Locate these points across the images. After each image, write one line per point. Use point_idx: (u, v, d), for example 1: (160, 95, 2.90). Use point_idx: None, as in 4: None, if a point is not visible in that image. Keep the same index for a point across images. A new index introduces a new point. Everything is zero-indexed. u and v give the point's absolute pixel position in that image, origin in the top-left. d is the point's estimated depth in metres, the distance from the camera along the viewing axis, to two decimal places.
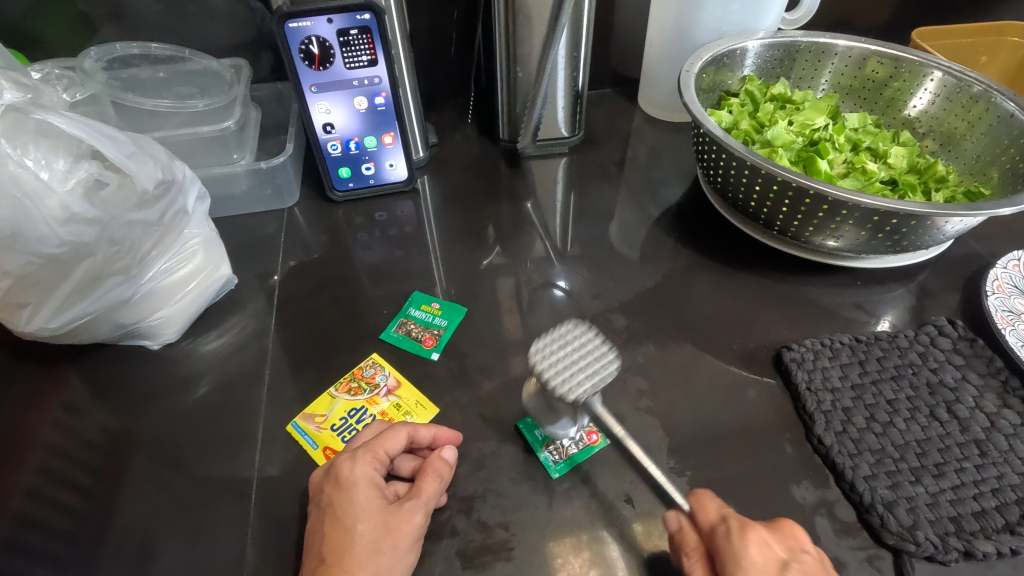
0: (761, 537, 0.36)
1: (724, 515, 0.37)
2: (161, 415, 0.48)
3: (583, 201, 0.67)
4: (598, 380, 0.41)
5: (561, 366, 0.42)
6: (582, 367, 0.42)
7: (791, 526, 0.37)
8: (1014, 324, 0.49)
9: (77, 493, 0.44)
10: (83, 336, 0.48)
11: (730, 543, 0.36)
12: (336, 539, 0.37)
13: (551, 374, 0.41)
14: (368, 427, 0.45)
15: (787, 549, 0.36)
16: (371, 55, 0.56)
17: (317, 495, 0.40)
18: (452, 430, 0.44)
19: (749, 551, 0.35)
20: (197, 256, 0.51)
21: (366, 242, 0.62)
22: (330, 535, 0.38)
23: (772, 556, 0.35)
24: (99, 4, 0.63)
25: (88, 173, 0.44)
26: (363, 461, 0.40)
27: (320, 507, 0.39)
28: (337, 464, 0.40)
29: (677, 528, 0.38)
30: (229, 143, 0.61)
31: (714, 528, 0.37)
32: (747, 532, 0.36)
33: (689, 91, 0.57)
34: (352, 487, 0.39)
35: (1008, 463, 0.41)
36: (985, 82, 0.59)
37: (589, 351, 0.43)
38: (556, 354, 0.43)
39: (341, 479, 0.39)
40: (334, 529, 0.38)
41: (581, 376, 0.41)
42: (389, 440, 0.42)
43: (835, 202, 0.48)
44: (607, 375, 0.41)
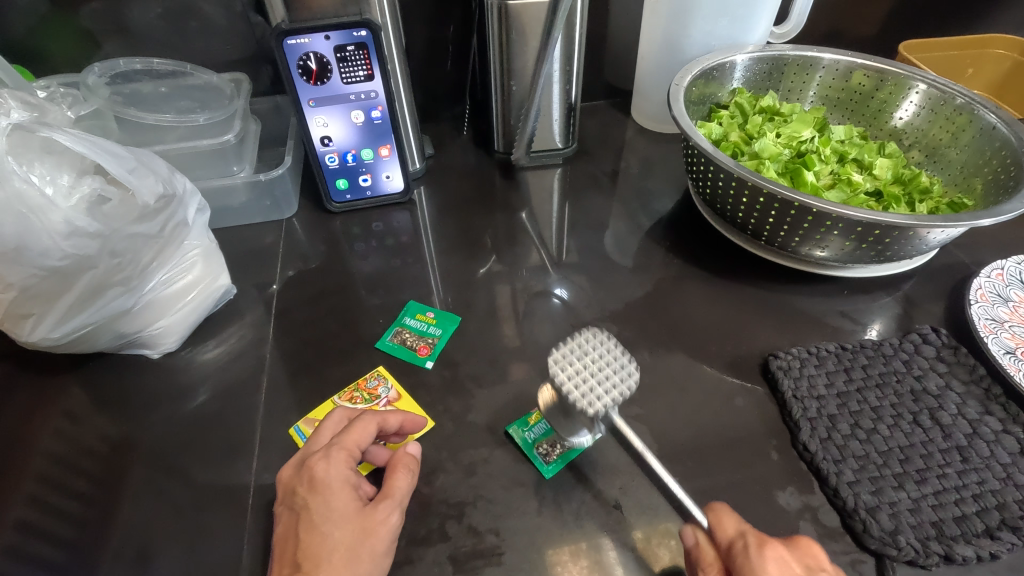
0: (779, 556, 0.36)
1: (746, 532, 0.37)
2: (161, 423, 0.49)
3: (577, 211, 0.68)
4: (619, 394, 0.39)
5: (579, 376, 0.40)
6: (603, 376, 0.40)
7: (809, 543, 0.38)
8: (996, 332, 0.49)
9: (78, 500, 0.45)
10: (85, 346, 0.49)
11: (747, 559, 0.36)
12: (312, 545, 0.38)
13: (571, 385, 0.39)
14: (330, 416, 0.45)
15: (805, 567, 0.36)
16: (367, 70, 0.58)
17: (289, 498, 0.41)
18: (417, 416, 0.46)
19: (766, 568, 0.35)
20: (197, 267, 0.53)
21: (362, 252, 0.64)
22: (305, 540, 0.38)
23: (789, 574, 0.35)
24: (103, 21, 0.64)
25: (91, 189, 0.45)
26: (337, 460, 0.41)
27: (294, 510, 0.40)
28: (310, 464, 0.41)
29: (694, 544, 0.38)
30: (228, 156, 0.62)
31: (732, 543, 0.37)
32: (765, 548, 0.36)
33: (678, 105, 0.59)
34: (327, 489, 0.40)
35: (989, 469, 0.42)
36: (967, 94, 0.60)
37: (611, 361, 0.41)
38: (575, 361, 0.41)
39: (315, 481, 0.40)
40: (309, 535, 0.38)
41: (602, 388, 0.39)
42: (359, 433, 0.42)
43: (820, 213, 0.49)
44: (625, 391, 0.39)
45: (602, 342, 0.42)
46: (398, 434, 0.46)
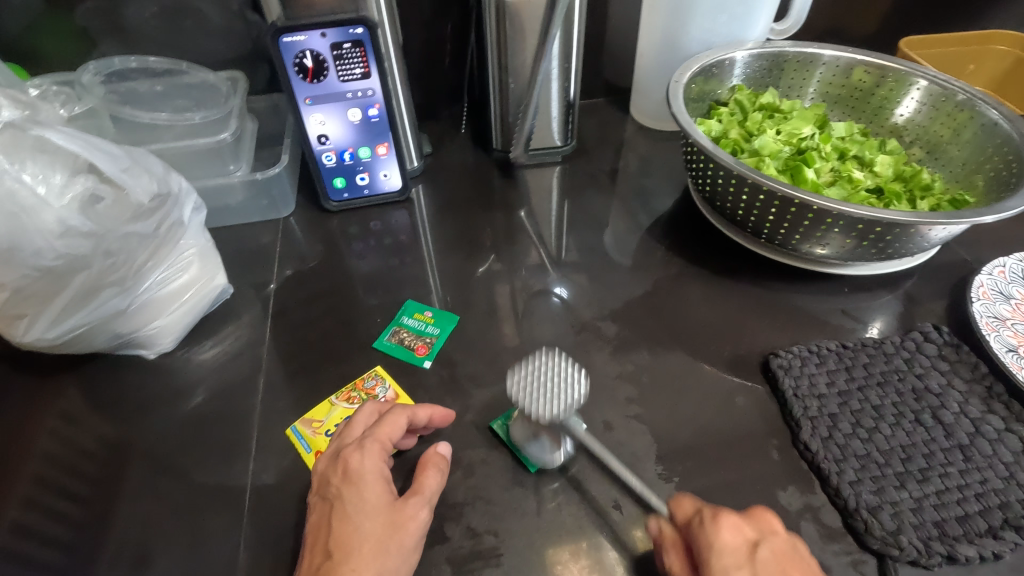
0: (734, 522, 0.37)
1: (699, 506, 0.39)
2: (158, 424, 0.49)
3: (576, 209, 0.68)
4: (570, 406, 0.42)
5: (535, 391, 0.43)
6: (557, 391, 0.43)
7: (765, 513, 0.39)
8: (999, 330, 0.49)
9: (75, 501, 0.44)
10: (80, 346, 0.49)
11: (703, 531, 0.37)
12: (343, 535, 0.38)
13: (525, 398, 0.42)
14: (361, 410, 0.45)
15: (758, 532, 0.37)
16: (364, 68, 0.57)
17: (323, 488, 0.41)
18: (445, 409, 0.46)
19: (722, 535, 0.36)
20: (193, 267, 0.52)
21: (361, 251, 0.63)
22: (337, 531, 0.38)
23: (742, 539, 0.36)
24: (98, 20, 0.64)
25: (84, 188, 0.44)
26: (371, 452, 0.41)
27: (326, 500, 0.40)
28: (345, 455, 0.41)
29: (657, 532, 0.39)
30: (225, 155, 0.62)
31: (689, 520, 0.38)
32: (719, 517, 0.37)
33: (677, 102, 0.58)
34: (361, 479, 0.40)
35: (992, 468, 0.42)
36: (969, 91, 0.60)
37: (564, 378, 0.44)
38: (531, 379, 0.44)
39: (351, 471, 0.40)
40: (342, 524, 0.38)
41: (557, 402, 0.42)
42: (394, 427, 0.43)
43: (820, 211, 0.49)
44: (576, 403, 0.43)
45: (556, 363, 0.46)
46: (427, 430, 0.46)
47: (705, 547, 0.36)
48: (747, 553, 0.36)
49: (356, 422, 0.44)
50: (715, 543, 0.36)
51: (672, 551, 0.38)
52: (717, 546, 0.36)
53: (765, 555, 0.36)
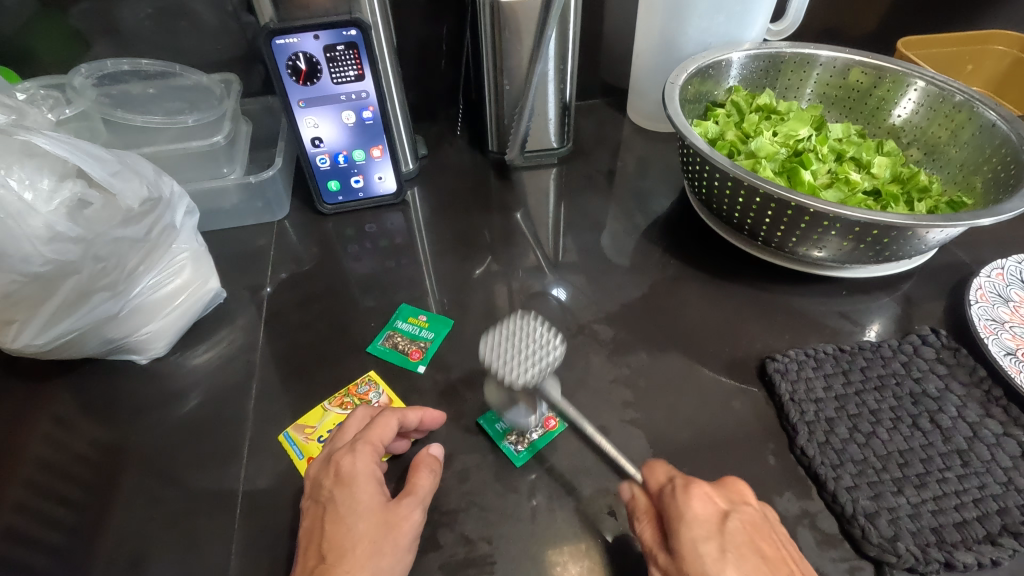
0: (704, 492, 0.37)
1: (671, 473, 0.39)
2: (151, 428, 0.48)
3: (573, 211, 0.68)
4: (546, 364, 0.43)
5: (509, 357, 0.43)
6: (530, 355, 0.43)
7: (737, 484, 0.40)
8: (997, 333, 0.49)
9: (67, 507, 0.44)
10: (71, 352, 0.48)
11: (674, 500, 0.37)
12: (337, 537, 0.38)
13: (499, 364, 0.43)
14: (354, 415, 0.45)
15: (729, 503, 0.38)
16: (357, 70, 0.57)
17: (316, 491, 0.41)
18: (437, 412, 0.45)
19: (691, 504, 0.37)
20: (186, 270, 0.52)
21: (356, 254, 0.63)
22: (331, 532, 0.38)
23: (713, 509, 0.37)
24: (92, 22, 0.63)
25: (71, 193, 0.44)
26: (363, 453, 0.41)
27: (320, 502, 0.40)
28: (337, 458, 0.41)
29: (630, 498, 0.40)
30: (219, 157, 0.62)
31: (661, 488, 0.38)
32: (690, 487, 0.38)
33: (673, 104, 0.58)
34: (355, 481, 0.40)
35: (990, 473, 0.41)
36: (967, 92, 0.60)
37: (539, 339, 0.45)
38: (505, 346, 0.44)
39: (343, 474, 0.40)
40: (335, 527, 0.38)
41: (530, 362, 0.43)
42: (385, 429, 0.43)
43: (816, 214, 0.49)
44: (551, 360, 0.43)
45: (531, 325, 0.46)
46: (420, 432, 0.46)
47: (676, 517, 0.36)
48: (718, 523, 0.36)
49: (349, 425, 0.44)
50: (685, 513, 0.36)
51: (644, 520, 0.39)
52: (688, 516, 0.36)
53: (734, 523, 0.36)
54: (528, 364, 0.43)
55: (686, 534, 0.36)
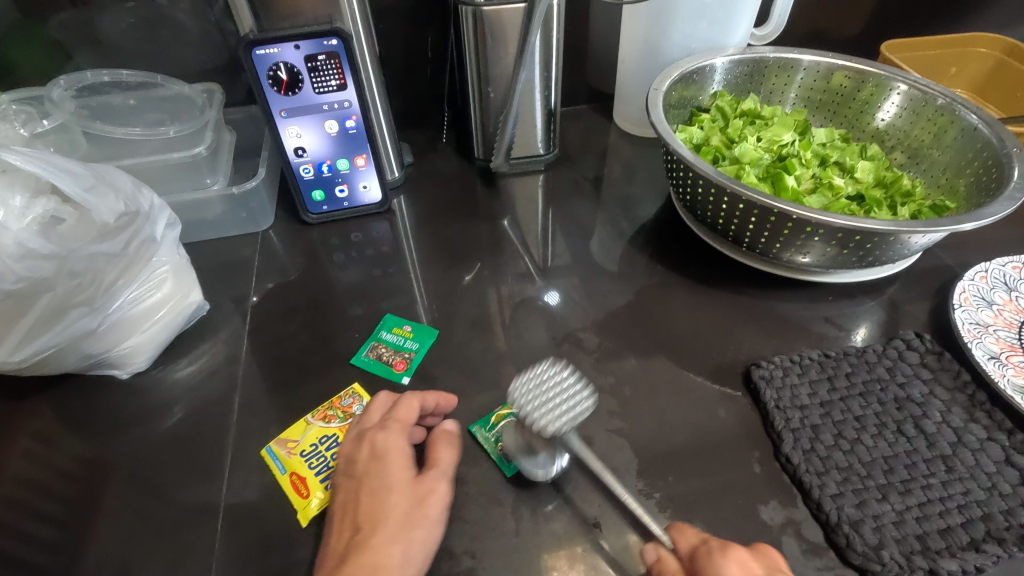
0: (739, 556, 0.36)
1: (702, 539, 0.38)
2: (133, 443, 0.48)
3: (560, 218, 0.68)
4: (574, 418, 0.42)
5: (539, 402, 0.43)
6: (561, 402, 0.43)
7: (767, 548, 0.38)
8: (981, 337, 0.49)
9: (45, 525, 0.43)
10: (50, 367, 0.48)
11: (709, 560, 0.36)
12: (372, 509, 0.40)
13: (530, 409, 0.42)
14: (377, 399, 0.46)
15: (765, 569, 0.36)
16: (339, 79, 0.56)
17: (349, 467, 0.42)
18: (449, 395, 0.48)
19: (727, 566, 0.36)
20: (167, 284, 0.51)
21: (342, 263, 0.62)
22: (366, 506, 0.40)
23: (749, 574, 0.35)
24: (73, 33, 0.63)
25: (44, 210, 0.45)
26: (393, 432, 0.43)
27: (353, 478, 0.42)
28: (370, 435, 0.43)
29: (655, 560, 0.38)
30: (201, 168, 0.61)
31: (695, 549, 0.38)
32: (726, 550, 0.37)
33: (656, 110, 0.58)
34: (387, 457, 0.42)
35: (974, 478, 0.41)
36: (948, 95, 0.60)
37: (569, 386, 0.44)
38: (535, 391, 0.44)
39: (375, 450, 0.42)
40: (368, 500, 0.40)
41: (560, 411, 0.42)
42: (410, 410, 0.45)
43: (799, 220, 0.49)
44: (580, 413, 0.42)
45: (561, 372, 0.45)
46: (436, 416, 0.47)
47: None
48: None
49: (374, 407, 0.46)
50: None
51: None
52: None
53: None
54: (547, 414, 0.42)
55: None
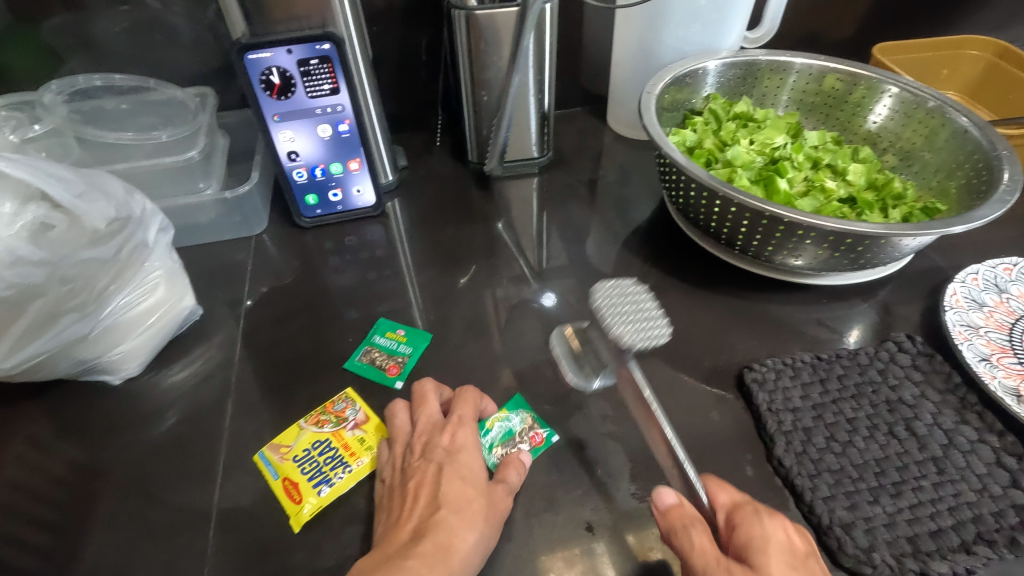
0: (784, 522, 0.37)
1: (740, 501, 0.39)
2: (126, 449, 0.48)
3: (555, 220, 0.68)
4: (649, 339, 0.41)
5: (621, 312, 0.43)
6: (640, 320, 0.42)
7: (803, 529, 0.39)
8: (972, 339, 0.49)
9: (38, 531, 0.43)
10: (42, 373, 0.48)
11: (754, 518, 0.37)
12: (452, 494, 0.42)
13: (609, 314, 0.42)
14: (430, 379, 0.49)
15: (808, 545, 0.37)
16: (332, 83, 0.56)
17: (428, 450, 0.44)
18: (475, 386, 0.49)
19: (767, 526, 0.37)
20: (160, 289, 0.51)
21: (337, 266, 0.62)
22: (447, 489, 0.42)
23: (793, 543, 0.36)
24: (66, 37, 0.63)
25: (34, 217, 0.44)
26: (470, 428, 0.46)
27: (433, 461, 0.43)
28: (450, 427, 0.46)
29: (673, 504, 0.39)
30: (194, 172, 0.61)
31: (737, 505, 0.39)
32: (772, 515, 0.38)
33: (649, 114, 0.58)
34: (468, 450, 0.44)
35: (965, 480, 0.41)
36: (939, 98, 0.60)
37: (650, 311, 0.44)
38: (618, 300, 0.44)
39: (457, 442, 0.45)
40: (448, 485, 0.42)
41: (637, 328, 0.42)
42: (472, 406, 0.47)
43: (791, 223, 0.49)
44: (655, 338, 0.42)
45: (644, 295, 0.45)
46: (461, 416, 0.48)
47: (756, 537, 0.36)
48: (799, 555, 0.36)
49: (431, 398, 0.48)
50: (766, 535, 0.36)
51: (699, 527, 0.37)
52: (770, 540, 0.36)
53: (817, 564, 0.36)
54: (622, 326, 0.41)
55: (772, 556, 0.35)
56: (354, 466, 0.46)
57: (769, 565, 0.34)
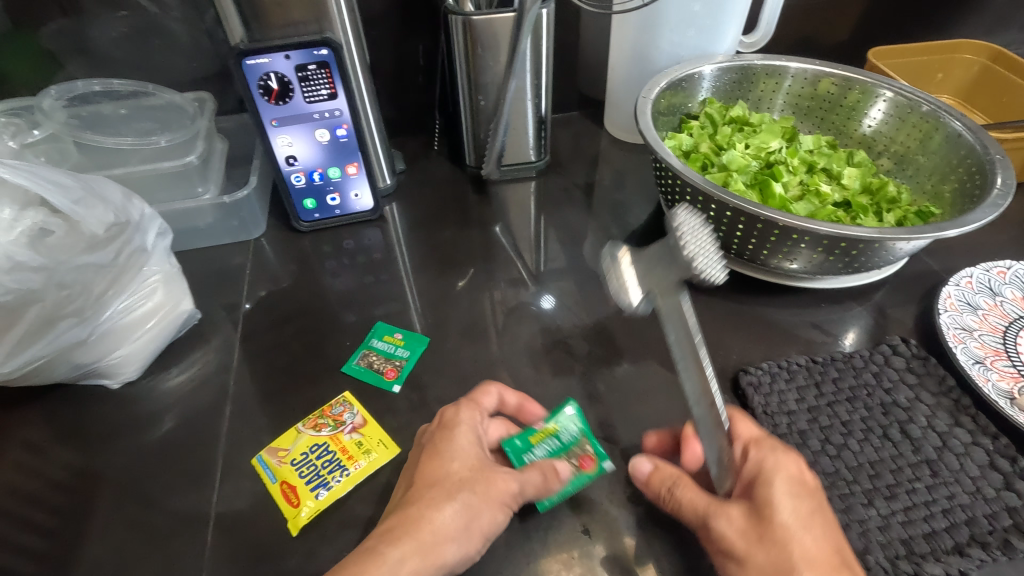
0: (793, 457, 0.39)
1: (759, 436, 0.40)
2: (124, 453, 0.48)
3: (552, 224, 0.68)
4: (711, 275, 0.40)
5: (697, 241, 0.41)
6: (708, 255, 0.41)
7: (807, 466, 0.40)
8: (966, 341, 0.49)
9: (35, 536, 0.43)
10: (41, 377, 0.48)
11: (763, 454, 0.39)
12: (431, 469, 0.40)
13: (687, 237, 0.41)
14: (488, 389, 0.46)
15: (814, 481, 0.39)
16: (330, 88, 0.57)
17: (423, 435, 0.44)
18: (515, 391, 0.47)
19: (778, 460, 0.38)
20: (158, 293, 0.51)
21: (334, 270, 0.63)
22: (426, 465, 0.40)
23: (799, 475, 0.38)
24: (64, 43, 0.63)
25: (33, 222, 0.45)
26: (467, 409, 0.44)
27: (424, 443, 0.43)
28: (443, 409, 0.44)
29: (652, 469, 0.41)
30: (192, 177, 0.61)
31: (753, 441, 0.40)
32: (782, 450, 0.39)
33: (645, 118, 0.58)
34: (456, 427, 0.42)
35: (958, 483, 0.42)
36: (933, 102, 0.61)
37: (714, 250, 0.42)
38: (695, 231, 0.42)
39: (446, 420, 0.43)
40: (427, 463, 0.41)
41: (706, 259, 0.41)
42: (488, 396, 0.46)
43: (786, 227, 0.49)
44: (716, 276, 0.41)
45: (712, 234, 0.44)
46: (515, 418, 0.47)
47: (768, 468, 0.38)
48: (807, 488, 0.38)
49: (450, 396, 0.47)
50: (776, 468, 0.38)
51: (682, 486, 0.40)
52: (780, 471, 0.38)
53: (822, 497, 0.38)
54: (693, 255, 0.40)
55: (777, 487, 0.37)
56: (351, 469, 0.46)
57: (773, 496, 0.36)
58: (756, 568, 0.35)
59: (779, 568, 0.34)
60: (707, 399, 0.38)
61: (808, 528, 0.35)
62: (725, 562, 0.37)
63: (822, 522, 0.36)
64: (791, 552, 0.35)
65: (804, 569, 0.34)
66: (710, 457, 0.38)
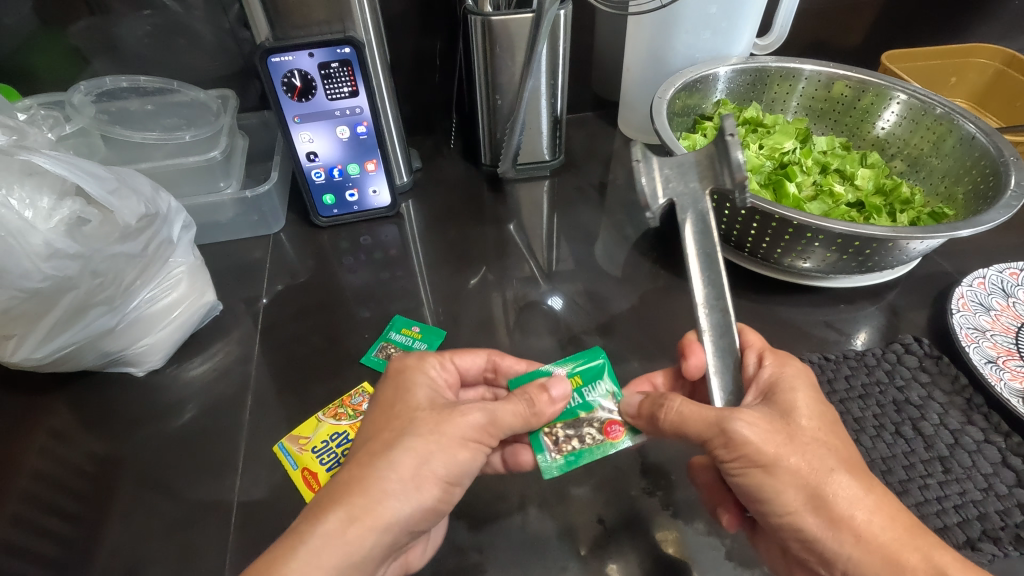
0: (798, 367, 0.39)
1: (767, 346, 0.42)
2: (148, 439, 0.49)
3: (565, 222, 0.69)
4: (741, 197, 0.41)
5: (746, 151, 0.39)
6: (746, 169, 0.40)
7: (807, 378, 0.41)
8: (979, 341, 0.50)
9: (61, 519, 0.44)
10: (71, 364, 0.49)
11: (773, 365, 0.40)
12: (378, 419, 0.38)
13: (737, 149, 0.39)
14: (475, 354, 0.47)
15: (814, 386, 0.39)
16: (351, 87, 0.58)
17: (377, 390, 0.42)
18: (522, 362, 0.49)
19: (786, 368, 0.39)
20: (182, 284, 0.53)
21: (351, 266, 0.64)
22: (374, 418, 0.38)
23: (805, 378, 0.39)
24: (90, 39, 0.65)
25: (70, 212, 0.45)
26: (427, 358, 0.43)
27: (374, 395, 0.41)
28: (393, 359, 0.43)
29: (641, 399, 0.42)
30: (216, 172, 0.62)
31: (763, 347, 0.41)
32: (786, 359, 0.40)
33: (660, 117, 0.59)
34: (405, 372, 0.41)
35: (971, 479, 0.42)
36: (946, 104, 0.61)
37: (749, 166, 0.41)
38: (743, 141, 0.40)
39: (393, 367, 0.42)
40: (372, 418, 0.38)
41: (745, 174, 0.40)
42: (467, 357, 0.46)
43: (800, 226, 0.50)
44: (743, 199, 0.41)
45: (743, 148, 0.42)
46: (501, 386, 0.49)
47: (780, 374, 0.39)
48: (815, 392, 0.38)
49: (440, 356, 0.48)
50: (788, 373, 0.39)
51: (676, 401, 0.39)
52: (792, 374, 0.39)
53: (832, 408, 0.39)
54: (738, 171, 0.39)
55: (798, 395, 0.37)
56: None
57: (797, 400, 0.37)
58: (787, 471, 0.34)
59: (813, 469, 0.34)
60: (720, 306, 0.42)
61: (832, 434, 0.36)
62: (746, 470, 0.35)
63: (839, 428, 0.37)
64: (819, 450, 0.34)
65: (842, 471, 0.34)
66: (715, 364, 0.41)
